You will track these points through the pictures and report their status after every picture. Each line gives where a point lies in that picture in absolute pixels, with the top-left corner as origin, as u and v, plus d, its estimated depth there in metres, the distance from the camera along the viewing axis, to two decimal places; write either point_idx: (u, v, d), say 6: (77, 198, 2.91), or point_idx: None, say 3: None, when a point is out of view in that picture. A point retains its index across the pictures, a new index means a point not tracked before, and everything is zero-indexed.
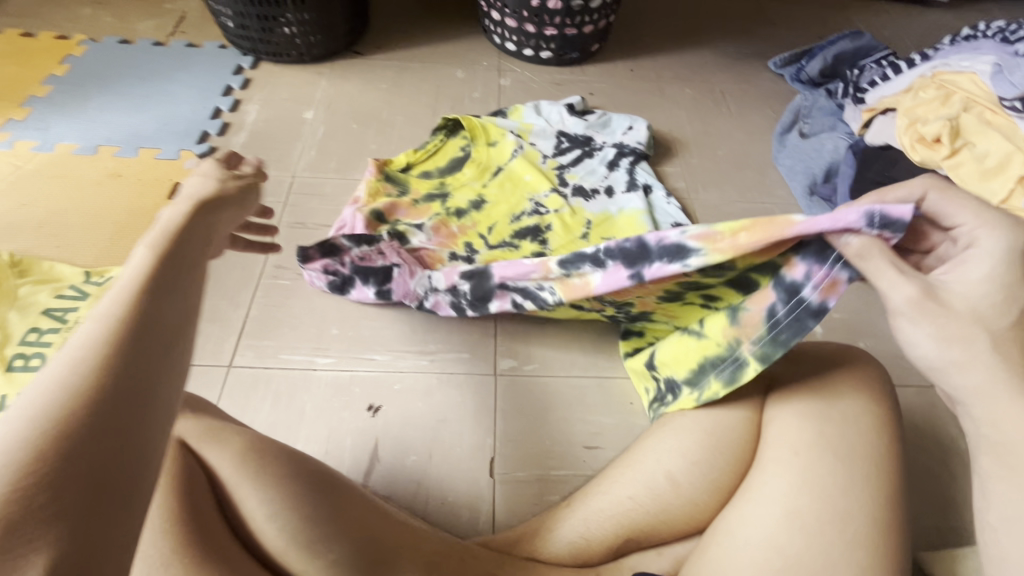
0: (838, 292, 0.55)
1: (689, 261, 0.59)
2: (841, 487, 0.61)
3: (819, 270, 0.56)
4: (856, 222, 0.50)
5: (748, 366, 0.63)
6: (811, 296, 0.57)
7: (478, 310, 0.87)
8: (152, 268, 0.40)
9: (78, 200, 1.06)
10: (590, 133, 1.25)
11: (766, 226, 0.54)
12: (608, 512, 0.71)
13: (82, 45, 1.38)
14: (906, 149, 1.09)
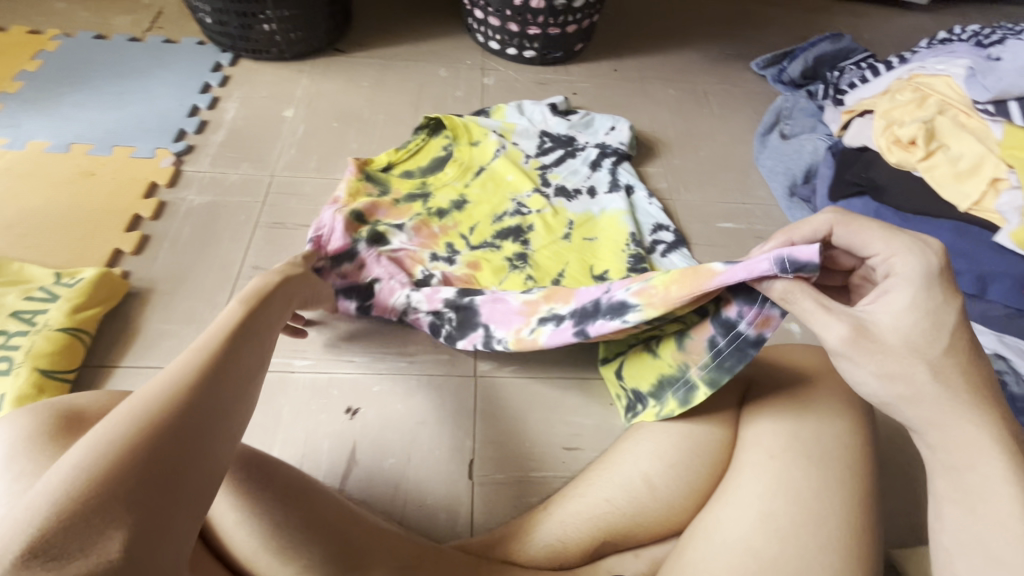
0: (772, 326, 0.64)
1: (627, 316, 0.68)
2: (815, 489, 0.62)
3: (751, 310, 0.65)
4: (769, 269, 0.55)
5: (698, 390, 0.70)
6: (748, 330, 0.66)
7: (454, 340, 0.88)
8: (237, 322, 0.49)
9: (50, 199, 1.03)
10: (574, 133, 1.25)
11: (691, 279, 0.62)
12: (585, 514, 0.71)
13: (55, 41, 1.35)
14: (882, 151, 1.10)
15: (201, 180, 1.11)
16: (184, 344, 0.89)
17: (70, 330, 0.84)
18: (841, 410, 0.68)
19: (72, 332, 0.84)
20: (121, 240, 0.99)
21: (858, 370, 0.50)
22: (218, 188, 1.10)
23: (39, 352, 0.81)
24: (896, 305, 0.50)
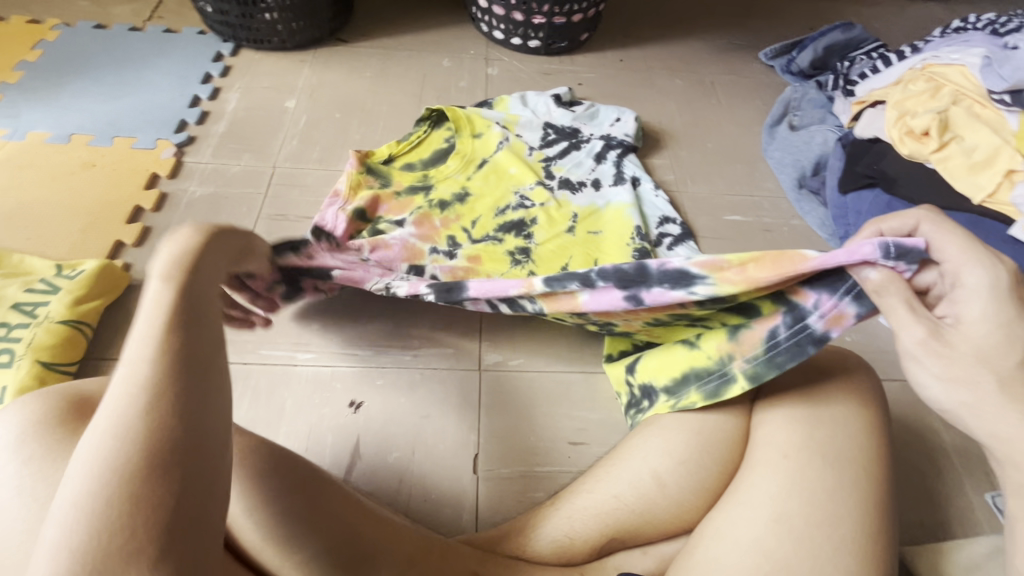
0: (843, 324, 0.60)
1: (694, 288, 0.63)
2: (829, 490, 0.63)
3: (827, 301, 0.60)
4: (872, 254, 0.52)
5: (736, 383, 0.66)
6: (816, 324, 0.61)
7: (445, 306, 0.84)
8: (171, 300, 0.40)
9: (51, 191, 1.02)
10: (579, 125, 1.23)
11: (779, 261, 0.58)
12: (593, 510, 0.71)
13: (55, 30, 1.33)
14: (894, 142, 1.07)
15: (203, 171, 1.09)
16: None
17: (71, 323, 0.84)
18: (855, 409, 0.69)
19: (73, 324, 0.84)
20: (122, 232, 0.98)
21: (922, 372, 0.52)
22: (219, 179, 1.08)
23: (41, 344, 0.80)
24: (971, 314, 0.50)
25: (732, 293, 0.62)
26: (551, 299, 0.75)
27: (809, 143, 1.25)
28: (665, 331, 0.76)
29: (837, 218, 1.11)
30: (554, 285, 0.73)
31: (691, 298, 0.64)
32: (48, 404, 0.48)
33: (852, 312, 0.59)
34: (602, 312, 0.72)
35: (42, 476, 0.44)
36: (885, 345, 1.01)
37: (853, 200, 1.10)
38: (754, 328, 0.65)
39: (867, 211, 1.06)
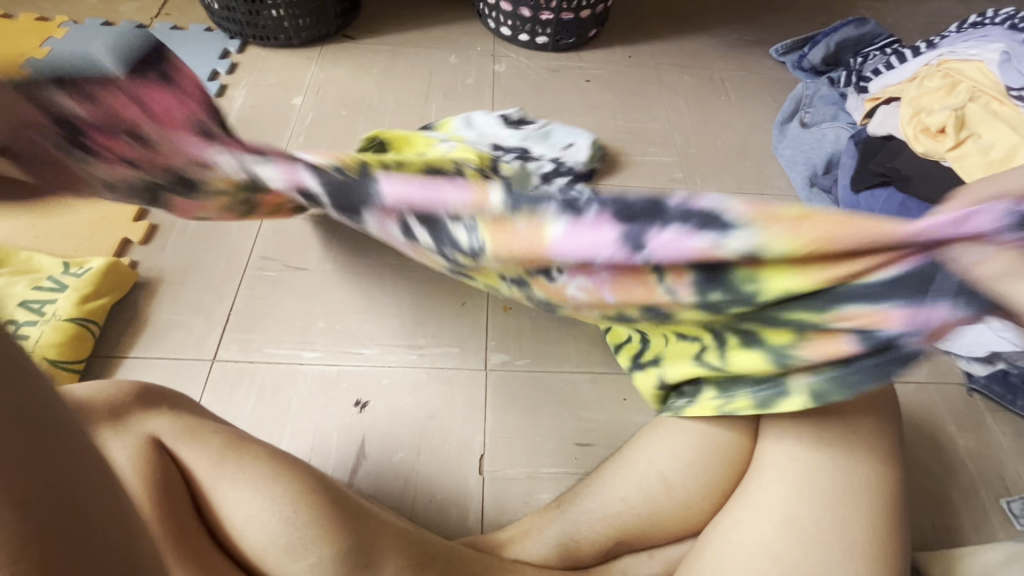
0: (945, 337, 0.43)
1: (727, 236, 0.43)
2: (839, 493, 0.62)
3: (927, 312, 0.42)
4: (994, 224, 0.37)
5: (793, 397, 0.53)
6: (908, 342, 0.44)
7: (349, 217, 0.61)
8: None
9: None
10: (546, 132, 1.19)
11: (854, 224, 0.40)
12: (599, 513, 0.70)
13: (63, 28, 1.34)
14: (908, 140, 1.05)
15: None
16: (193, 335, 0.88)
17: (78, 321, 0.84)
18: (869, 406, 0.66)
19: (81, 323, 0.84)
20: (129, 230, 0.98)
21: None
22: None
23: (48, 341, 0.80)
24: None
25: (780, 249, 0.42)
26: (501, 230, 0.52)
27: (821, 141, 1.23)
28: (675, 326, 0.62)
29: None
30: (519, 203, 0.51)
31: (721, 250, 0.44)
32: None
33: (948, 315, 0.42)
34: (577, 257, 0.50)
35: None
36: None
37: (866, 199, 1.07)
38: (809, 354, 0.50)
39: (881, 210, 1.04)
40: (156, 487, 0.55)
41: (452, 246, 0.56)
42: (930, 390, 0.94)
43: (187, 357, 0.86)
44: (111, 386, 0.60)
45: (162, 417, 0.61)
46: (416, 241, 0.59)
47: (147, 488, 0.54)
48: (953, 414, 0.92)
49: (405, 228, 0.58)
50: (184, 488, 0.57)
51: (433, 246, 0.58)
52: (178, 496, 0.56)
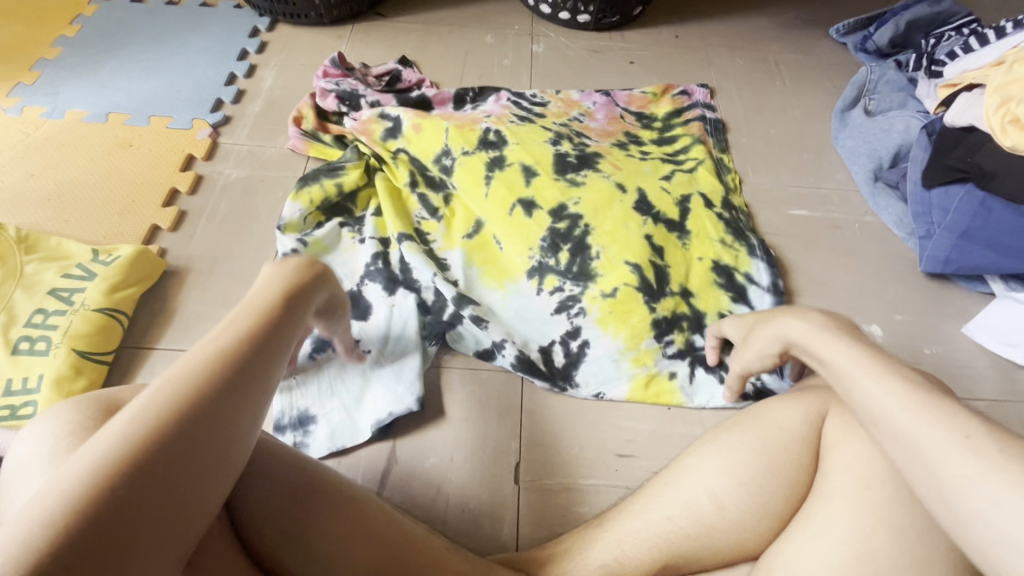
0: (702, 93, 1.24)
1: (632, 91, 1.24)
2: (921, 530, 0.55)
3: (700, 91, 1.25)
4: (693, 89, 1.25)
5: (721, 126, 1.19)
6: (701, 99, 1.23)
7: (401, 97, 1.14)
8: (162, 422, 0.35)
9: (87, 170, 1.01)
10: (437, 93, 1.16)
11: (667, 87, 1.25)
12: (646, 533, 0.64)
13: (94, 5, 1.31)
14: (995, 133, 0.92)
15: (239, 153, 1.07)
16: None
17: (107, 311, 0.82)
18: None
19: (108, 313, 0.82)
20: (158, 216, 0.97)
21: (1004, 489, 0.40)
22: (254, 163, 1.06)
23: (77, 332, 0.79)
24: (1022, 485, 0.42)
25: (648, 95, 1.23)
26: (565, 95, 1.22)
27: (888, 130, 1.14)
28: (699, 222, 1.00)
29: (918, 215, 1.01)
30: (541, 98, 1.19)
31: (622, 112, 1.19)
32: (83, 411, 0.47)
33: (701, 91, 1.25)
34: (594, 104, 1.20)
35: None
36: (966, 360, 0.91)
37: (939, 196, 0.98)
38: (707, 113, 1.20)
39: (955, 210, 0.95)
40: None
41: (530, 103, 1.17)
42: (1004, 408, 0.86)
43: None
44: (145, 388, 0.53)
45: None
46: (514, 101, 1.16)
47: None
48: None
49: (512, 99, 1.17)
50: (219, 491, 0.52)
51: (521, 106, 1.15)
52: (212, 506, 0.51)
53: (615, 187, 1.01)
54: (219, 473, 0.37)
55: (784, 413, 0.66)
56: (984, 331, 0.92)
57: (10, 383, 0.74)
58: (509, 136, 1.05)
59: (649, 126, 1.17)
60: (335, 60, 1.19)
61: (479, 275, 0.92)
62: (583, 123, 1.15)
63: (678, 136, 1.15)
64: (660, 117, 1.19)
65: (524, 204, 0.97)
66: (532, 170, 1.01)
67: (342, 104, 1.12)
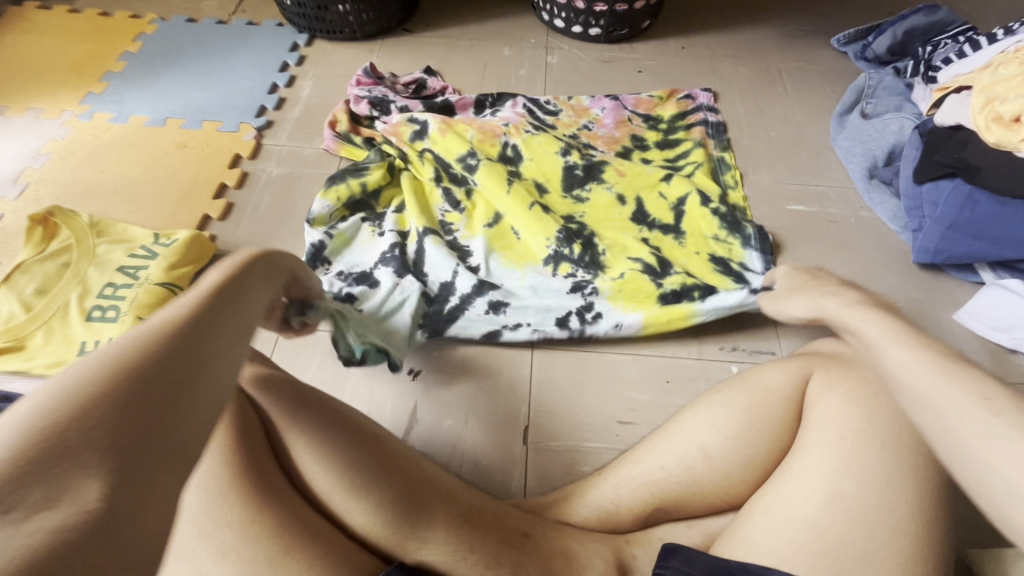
0: (707, 96, 1.32)
1: (639, 94, 1.33)
2: (887, 475, 0.61)
3: (705, 95, 1.33)
4: (700, 93, 1.33)
5: (724, 129, 1.26)
6: (706, 103, 1.31)
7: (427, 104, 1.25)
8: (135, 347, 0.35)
9: (148, 167, 1.14)
10: (460, 99, 1.26)
11: (673, 92, 1.33)
12: (640, 480, 0.71)
13: (153, 24, 1.46)
14: (979, 130, 0.98)
15: (280, 153, 1.19)
16: None
17: (166, 285, 0.93)
18: None
19: (168, 287, 0.93)
20: (209, 207, 1.08)
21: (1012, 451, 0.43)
22: (294, 161, 1.18)
23: (141, 302, 0.89)
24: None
25: (654, 96, 1.32)
26: (576, 99, 1.31)
27: (883, 132, 1.20)
28: (700, 219, 1.07)
29: (910, 209, 1.07)
30: (554, 104, 1.29)
31: (630, 114, 1.28)
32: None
33: (707, 96, 1.32)
34: (603, 107, 1.29)
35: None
36: (956, 344, 0.96)
37: (929, 191, 1.04)
38: (710, 117, 1.28)
39: (944, 203, 1.00)
40: (227, 431, 0.58)
41: (545, 108, 1.27)
42: None
43: None
44: None
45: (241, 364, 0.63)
46: (531, 106, 1.26)
47: (231, 430, 0.58)
48: None
49: (528, 104, 1.27)
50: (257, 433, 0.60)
51: (537, 112, 1.26)
52: (250, 439, 0.59)
53: (618, 198, 1.10)
54: (208, 384, 0.36)
55: (771, 375, 0.73)
56: (975, 318, 0.96)
57: (84, 345, 0.85)
58: (525, 151, 1.16)
59: (655, 128, 1.26)
60: (367, 70, 1.31)
61: (500, 261, 1.01)
62: (592, 129, 1.24)
63: (680, 139, 1.23)
64: (666, 119, 1.28)
65: (541, 206, 1.07)
66: (543, 183, 1.12)
67: (373, 109, 1.23)
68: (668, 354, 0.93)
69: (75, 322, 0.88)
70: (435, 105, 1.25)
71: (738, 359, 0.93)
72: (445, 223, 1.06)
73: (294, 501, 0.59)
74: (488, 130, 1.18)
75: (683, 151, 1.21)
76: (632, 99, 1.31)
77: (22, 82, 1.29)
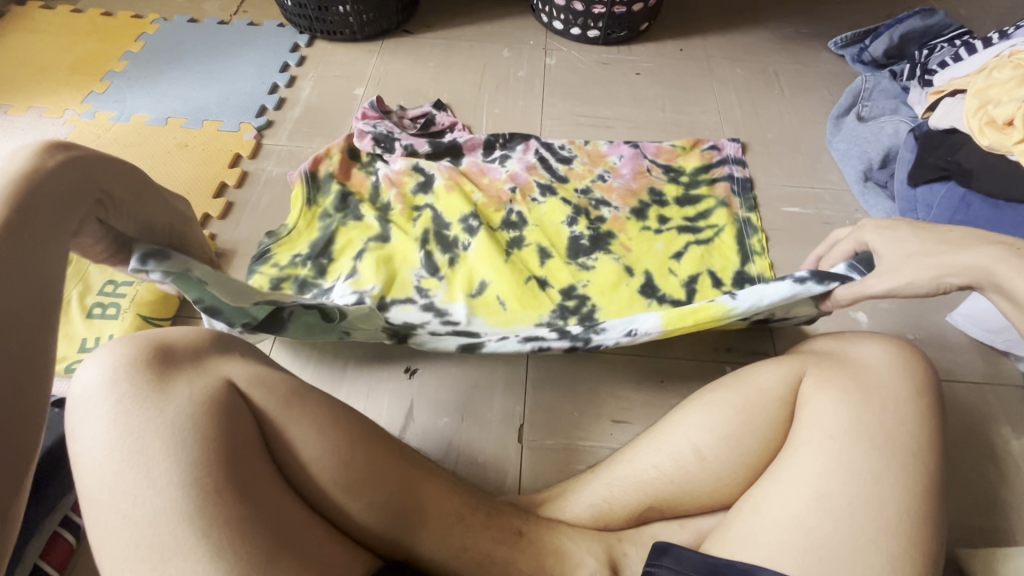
0: (736, 147, 1.22)
1: (663, 142, 1.23)
2: (874, 473, 0.61)
3: (732, 146, 1.22)
4: (727, 143, 1.23)
5: (752, 189, 1.16)
6: (732, 155, 1.21)
7: (433, 145, 1.18)
8: None
9: (149, 166, 1.15)
10: (468, 139, 1.20)
11: (699, 142, 1.22)
12: (632, 479, 0.72)
13: (155, 24, 1.47)
14: (974, 133, 0.99)
15: (280, 153, 1.20)
16: None
17: None
18: (909, 394, 0.67)
19: None
20: (209, 206, 1.09)
21: None
22: (294, 161, 1.19)
23: (142, 300, 0.91)
24: None
25: (676, 146, 1.21)
26: (592, 145, 1.22)
27: (878, 135, 1.21)
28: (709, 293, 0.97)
29: (904, 212, 1.08)
30: (567, 149, 1.21)
31: (649, 164, 1.19)
32: (136, 349, 0.58)
33: (734, 146, 1.22)
34: (620, 154, 1.20)
35: (133, 414, 0.54)
36: (949, 346, 0.96)
37: (923, 193, 1.05)
38: (737, 171, 1.18)
39: (938, 206, 1.01)
40: (213, 424, 0.55)
41: (557, 155, 1.19)
42: (984, 390, 0.91)
43: None
44: (193, 333, 0.63)
45: (233, 363, 0.62)
46: (542, 153, 1.19)
47: (219, 420, 0.56)
48: (1010, 418, 0.89)
49: (538, 151, 1.19)
50: (249, 428, 0.59)
51: (548, 159, 1.18)
52: (243, 434, 0.57)
53: (624, 270, 1.01)
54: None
55: (764, 374, 0.74)
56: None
57: (84, 342, 0.87)
58: (530, 217, 1.08)
59: (676, 180, 1.16)
60: (373, 103, 1.25)
61: (484, 324, 0.93)
62: (602, 181, 1.15)
63: (702, 196, 1.13)
64: (688, 171, 1.18)
65: (538, 281, 0.99)
66: (547, 249, 1.03)
67: (376, 146, 1.18)
68: (663, 354, 0.94)
69: (75, 318, 0.89)
70: (440, 147, 1.19)
71: (734, 360, 0.94)
72: (422, 286, 0.97)
73: (284, 499, 0.57)
74: (489, 189, 1.12)
75: (701, 204, 1.12)
76: (653, 147, 1.22)
77: (25, 81, 1.31)
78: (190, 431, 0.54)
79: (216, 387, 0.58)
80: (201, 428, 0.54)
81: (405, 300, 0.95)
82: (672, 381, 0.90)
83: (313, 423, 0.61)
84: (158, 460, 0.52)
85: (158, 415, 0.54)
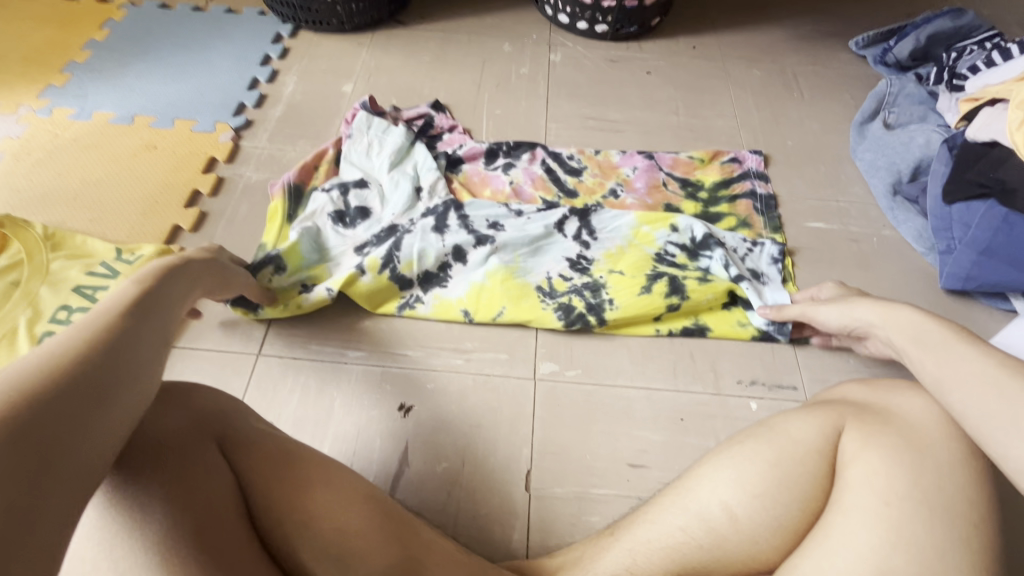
0: (755, 157, 1.14)
1: (679, 153, 1.14)
2: (937, 549, 0.54)
3: (751, 157, 1.14)
4: (747, 153, 1.15)
5: (774, 206, 1.07)
6: (753, 167, 1.12)
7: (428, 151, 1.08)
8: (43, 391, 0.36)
9: (112, 171, 1.04)
10: (468, 147, 1.10)
11: (718, 153, 1.14)
12: (657, 544, 0.64)
13: (122, 10, 1.34)
14: (1019, 149, 0.91)
15: (259, 157, 1.09)
16: (239, 327, 0.88)
17: None
18: (968, 454, 0.59)
19: None
20: (180, 216, 0.99)
21: None
22: (274, 166, 1.08)
23: None
24: None
25: (692, 157, 1.13)
26: (605, 156, 1.12)
27: (908, 145, 1.13)
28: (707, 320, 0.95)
29: (938, 230, 0.99)
30: (575, 160, 1.11)
31: (666, 179, 1.10)
32: None
33: (754, 157, 1.14)
34: (630, 166, 1.12)
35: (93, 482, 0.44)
36: None
37: (960, 212, 0.97)
38: (758, 186, 1.10)
39: (977, 226, 0.94)
40: (195, 503, 0.45)
41: (566, 165, 1.10)
42: None
43: (233, 348, 0.86)
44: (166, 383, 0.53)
45: (218, 418, 0.53)
46: (550, 164, 1.10)
47: (200, 485, 0.46)
48: None
49: (545, 160, 1.10)
50: (233, 512, 0.48)
51: (557, 170, 1.09)
52: (225, 524, 0.46)
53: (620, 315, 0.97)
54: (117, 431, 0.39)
55: (799, 425, 0.66)
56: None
57: None
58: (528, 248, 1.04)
59: (694, 196, 1.07)
60: (364, 102, 1.13)
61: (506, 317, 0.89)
62: (611, 199, 1.06)
63: (723, 214, 1.05)
64: (708, 186, 1.09)
65: None
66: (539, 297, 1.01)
67: (365, 152, 1.06)
68: (682, 389, 0.85)
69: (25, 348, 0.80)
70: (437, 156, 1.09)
71: (758, 394, 0.86)
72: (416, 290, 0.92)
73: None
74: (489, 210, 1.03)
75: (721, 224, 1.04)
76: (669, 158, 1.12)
77: None
78: (161, 500, 0.44)
79: (200, 466, 0.48)
80: (175, 495, 0.44)
81: (406, 304, 0.90)
82: (693, 420, 0.82)
83: (310, 481, 0.53)
84: (122, 543, 0.41)
85: (126, 496, 0.43)
